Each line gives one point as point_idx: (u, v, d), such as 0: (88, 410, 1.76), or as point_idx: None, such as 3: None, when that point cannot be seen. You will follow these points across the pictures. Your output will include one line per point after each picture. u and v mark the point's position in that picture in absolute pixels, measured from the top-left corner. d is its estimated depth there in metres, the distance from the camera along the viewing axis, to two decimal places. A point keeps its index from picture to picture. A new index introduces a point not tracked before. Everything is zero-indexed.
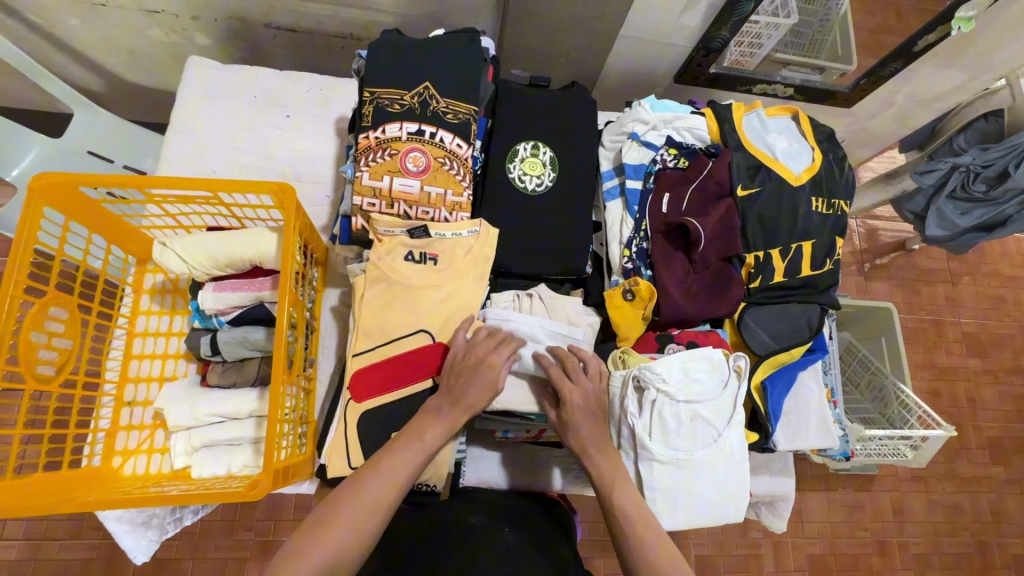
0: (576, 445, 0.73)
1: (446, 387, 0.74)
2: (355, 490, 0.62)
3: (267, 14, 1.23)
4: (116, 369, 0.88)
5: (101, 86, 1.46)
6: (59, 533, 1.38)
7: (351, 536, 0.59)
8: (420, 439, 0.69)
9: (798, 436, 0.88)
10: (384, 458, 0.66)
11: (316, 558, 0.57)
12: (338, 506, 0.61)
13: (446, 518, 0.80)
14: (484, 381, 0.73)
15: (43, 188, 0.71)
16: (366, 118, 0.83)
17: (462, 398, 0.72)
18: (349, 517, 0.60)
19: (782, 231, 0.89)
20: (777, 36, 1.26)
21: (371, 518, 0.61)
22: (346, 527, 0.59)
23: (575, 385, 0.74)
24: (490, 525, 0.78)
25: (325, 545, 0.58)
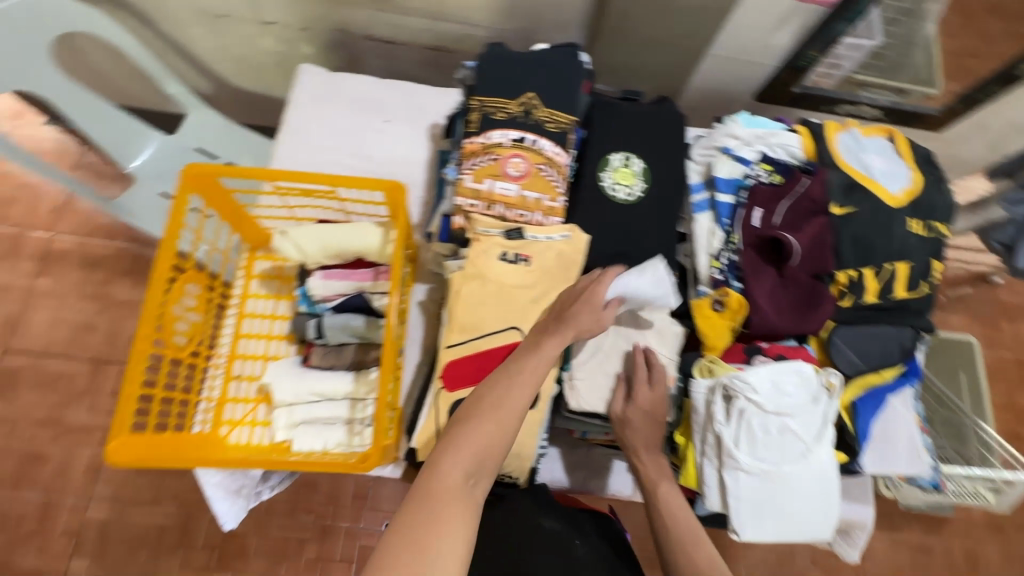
0: (631, 443, 0.80)
1: (558, 312, 0.77)
2: (494, 397, 0.66)
3: (369, 26, 1.32)
4: (228, 345, 0.97)
5: (210, 89, 1.59)
6: (138, 498, 1.44)
7: (492, 440, 0.63)
8: (540, 352, 0.72)
9: (886, 462, 0.86)
10: (518, 368, 0.69)
11: (464, 455, 0.61)
12: (482, 409, 0.65)
13: (519, 515, 0.81)
14: (592, 306, 0.77)
15: (192, 178, 0.80)
16: (473, 124, 0.89)
17: (572, 322, 0.75)
18: (495, 423, 0.64)
19: (877, 251, 0.88)
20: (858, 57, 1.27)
21: (507, 427, 0.64)
22: (487, 433, 0.63)
23: (642, 391, 0.82)
24: (562, 533, 0.80)
25: (470, 444, 0.62)
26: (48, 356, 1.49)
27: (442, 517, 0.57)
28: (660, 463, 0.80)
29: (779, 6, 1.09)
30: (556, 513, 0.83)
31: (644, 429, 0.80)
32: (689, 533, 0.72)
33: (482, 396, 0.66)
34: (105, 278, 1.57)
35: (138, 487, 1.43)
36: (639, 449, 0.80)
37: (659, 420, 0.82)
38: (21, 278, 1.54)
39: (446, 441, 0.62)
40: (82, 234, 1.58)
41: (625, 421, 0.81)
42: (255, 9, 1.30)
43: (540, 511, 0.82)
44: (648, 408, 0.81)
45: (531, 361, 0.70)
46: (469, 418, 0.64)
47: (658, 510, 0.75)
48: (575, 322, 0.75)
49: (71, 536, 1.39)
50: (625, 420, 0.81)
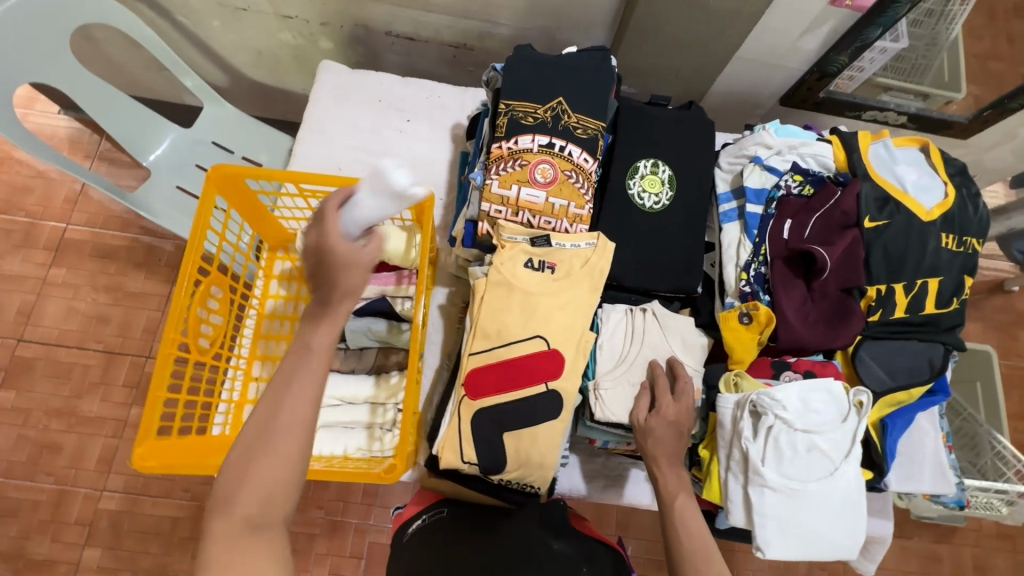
0: (652, 452, 0.80)
1: (318, 295, 0.63)
2: (267, 415, 0.56)
3: (390, 22, 1.30)
4: (247, 346, 0.96)
5: (226, 81, 1.58)
6: (152, 491, 1.43)
7: (280, 470, 0.55)
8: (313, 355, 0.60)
9: (911, 479, 0.86)
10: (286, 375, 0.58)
11: (252, 496, 0.53)
12: (264, 435, 0.55)
13: (529, 535, 0.83)
14: (345, 279, 0.62)
15: (218, 180, 0.79)
16: (500, 128, 0.87)
17: (332, 297, 0.62)
18: (276, 450, 0.55)
19: (908, 266, 0.86)
20: (881, 61, 1.23)
21: (292, 446, 0.56)
22: (272, 463, 0.54)
23: (670, 402, 0.81)
24: (570, 557, 0.81)
25: (262, 481, 0.54)
26: (61, 347, 1.49)
27: (240, 566, 0.50)
28: (679, 474, 0.80)
29: (811, 10, 1.07)
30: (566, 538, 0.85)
31: (667, 441, 0.79)
32: (703, 547, 0.72)
33: (253, 419, 0.56)
34: (119, 269, 1.56)
35: (150, 480, 1.43)
36: (660, 459, 0.79)
37: (683, 431, 0.81)
38: (35, 268, 1.54)
39: (233, 475, 0.54)
40: (96, 226, 1.58)
41: (648, 430, 0.80)
42: (274, 3, 1.28)
43: (549, 532, 0.84)
44: (672, 420, 0.80)
45: (297, 368, 0.59)
46: (249, 450, 0.55)
47: (675, 521, 0.76)
48: (338, 294, 0.61)
49: (84, 525, 1.40)
50: (648, 430, 0.80)
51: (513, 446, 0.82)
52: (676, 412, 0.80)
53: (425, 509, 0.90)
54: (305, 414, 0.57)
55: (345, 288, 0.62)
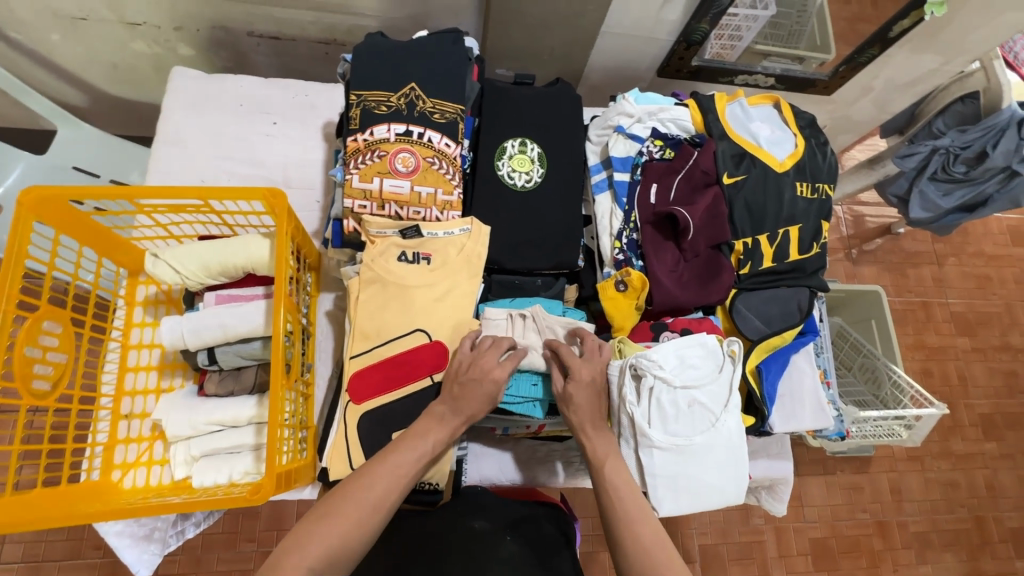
0: (577, 421, 0.77)
1: (450, 396, 0.75)
2: (358, 491, 0.65)
3: (250, 22, 1.23)
4: (112, 382, 0.88)
5: (85, 101, 1.45)
6: (56, 554, 1.31)
7: (350, 532, 0.62)
8: (421, 447, 0.71)
9: (793, 418, 0.89)
10: (388, 454, 0.69)
11: (314, 550, 0.59)
12: (335, 504, 0.63)
13: (448, 523, 0.79)
14: (486, 389, 0.75)
15: (33, 202, 0.71)
16: (354, 120, 0.84)
17: (465, 407, 0.75)
18: (348, 517, 0.62)
19: (769, 216, 0.90)
20: (756, 28, 1.30)
21: (366, 521, 0.63)
22: (346, 528, 0.62)
23: (584, 363, 0.78)
24: (494, 530, 0.78)
25: (322, 539, 0.60)
26: None
27: None
28: (606, 438, 0.76)
29: None
30: (488, 514, 0.81)
31: (588, 403, 0.76)
32: (638, 511, 0.68)
33: (349, 485, 0.65)
34: None
35: (52, 542, 1.31)
36: (586, 425, 0.76)
37: (602, 391, 0.78)
38: None
39: (310, 523, 0.61)
40: None
41: (568, 399, 0.77)
42: (116, 9, 1.19)
43: (469, 514, 0.80)
44: (592, 383, 0.77)
45: (405, 456, 0.69)
46: (327, 510, 0.63)
47: (607, 488, 0.71)
48: (467, 405, 0.75)
49: None
50: (568, 397, 0.77)
51: None
52: (593, 374, 0.77)
53: None
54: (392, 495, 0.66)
55: (470, 406, 0.75)
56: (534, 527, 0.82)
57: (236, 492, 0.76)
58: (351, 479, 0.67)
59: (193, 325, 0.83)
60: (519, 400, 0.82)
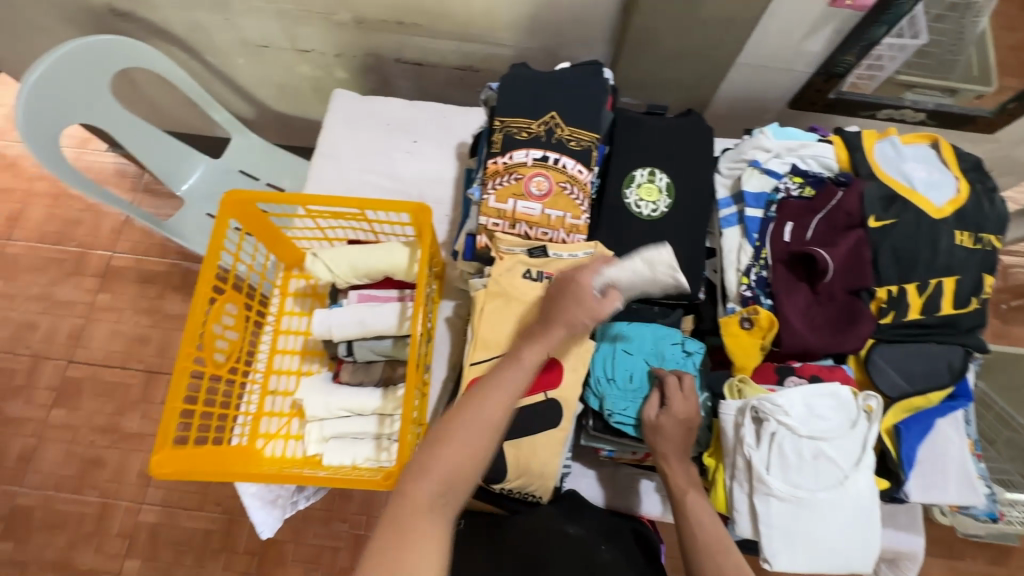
0: (662, 448, 0.79)
1: (548, 315, 0.73)
2: (472, 414, 0.65)
3: (400, 50, 1.36)
4: (265, 361, 1.01)
5: (253, 114, 1.68)
6: (187, 503, 1.50)
7: (464, 460, 0.63)
8: (521, 367, 0.68)
9: (935, 488, 0.81)
10: (497, 380, 0.67)
11: (433, 475, 0.62)
12: (450, 427, 0.64)
13: (545, 523, 0.81)
14: (578, 307, 0.72)
15: (231, 205, 0.85)
16: (496, 144, 0.90)
17: (562, 323, 0.71)
18: (459, 443, 0.63)
19: (920, 265, 0.83)
20: (902, 58, 1.20)
21: (476, 444, 0.64)
22: (457, 451, 0.63)
23: (683, 400, 0.80)
24: (587, 539, 0.79)
25: (441, 467, 0.62)
26: (108, 367, 1.60)
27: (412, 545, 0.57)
28: (688, 470, 0.78)
29: (812, 11, 1.06)
30: (583, 520, 0.83)
31: (675, 438, 0.79)
32: (717, 540, 0.69)
33: (461, 412, 0.65)
34: (160, 293, 1.67)
35: (185, 493, 1.50)
36: (669, 454, 0.78)
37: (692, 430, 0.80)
38: (84, 294, 1.66)
39: (429, 450, 0.63)
40: (141, 252, 1.69)
41: (657, 427, 0.79)
42: (292, 38, 1.38)
43: (565, 519, 0.82)
44: (682, 419, 0.79)
45: (508, 374, 0.68)
46: (441, 437, 0.64)
47: (688, 517, 0.72)
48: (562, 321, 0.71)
49: (125, 537, 1.47)
50: (655, 428, 0.80)
51: (513, 455, 0.83)
52: (686, 412, 0.79)
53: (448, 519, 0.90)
54: (498, 416, 0.65)
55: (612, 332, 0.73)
56: (626, 537, 0.84)
57: (367, 475, 0.84)
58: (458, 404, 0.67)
59: (337, 318, 0.93)
60: (631, 423, 0.84)
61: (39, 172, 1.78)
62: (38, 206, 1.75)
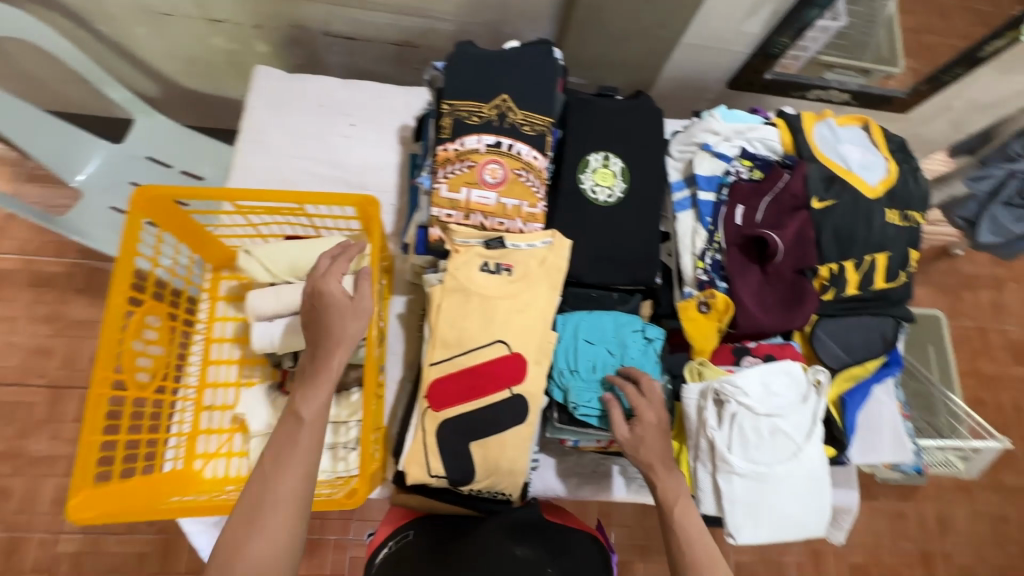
0: (643, 460, 0.75)
1: (310, 343, 0.67)
2: (263, 492, 0.59)
3: (328, 21, 1.24)
4: (197, 374, 0.91)
5: (159, 92, 1.49)
6: (113, 528, 1.36)
7: (270, 545, 0.57)
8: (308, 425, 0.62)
9: (872, 450, 0.88)
10: (280, 451, 0.61)
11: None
12: (251, 519, 0.57)
13: (491, 547, 0.76)
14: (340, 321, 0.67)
15: (145, 202, 0.74)
16: (445, 129, 0.85)
17: (332, 348, 0.65)
18: (266, 529, 0.57)
19: (857, 243, 0.88)
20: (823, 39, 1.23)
21: (285, 524, 0.58)
22: (275, 537, 0.57)
23: (650, 404, 0.78)
24: (535, 561, 0.76)
25: (253, 557, 0.56)
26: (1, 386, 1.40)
27: None
28: (675, 478, 0.74)
29: None
30: (531, 541, 0.80)
31: (659, 447, 0.75)
32: (706, 556, 0.66)
33: (247, 491, 0.59)
34: (59, 297, 1.47)
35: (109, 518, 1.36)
36: (654, 464, 0.74)
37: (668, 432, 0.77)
38: None
39: (230, 541, 0.57)
40: (30, 252, 1.47)
41: (634, 440, 0.76)
42: (201, 6, 1.22)
43: (513, 539, 0.78)
44: (658, 425, 0.77)
45: (290, 442, 0.61)
46: (245, 526, 0.57)
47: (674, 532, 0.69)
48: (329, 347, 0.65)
49: (41, 572, 1.31)
50: (638, 439, 0.76)
51: (481, 455, 0.81)
52: (659, 419, 0.77)
53: (392, 534, 0.84)
54: (299, 492, 0.59)
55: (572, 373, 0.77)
56: (576, 555, 0.81)
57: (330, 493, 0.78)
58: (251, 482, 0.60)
59: (281, 329, 0.83)
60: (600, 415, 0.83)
61: None
62: None
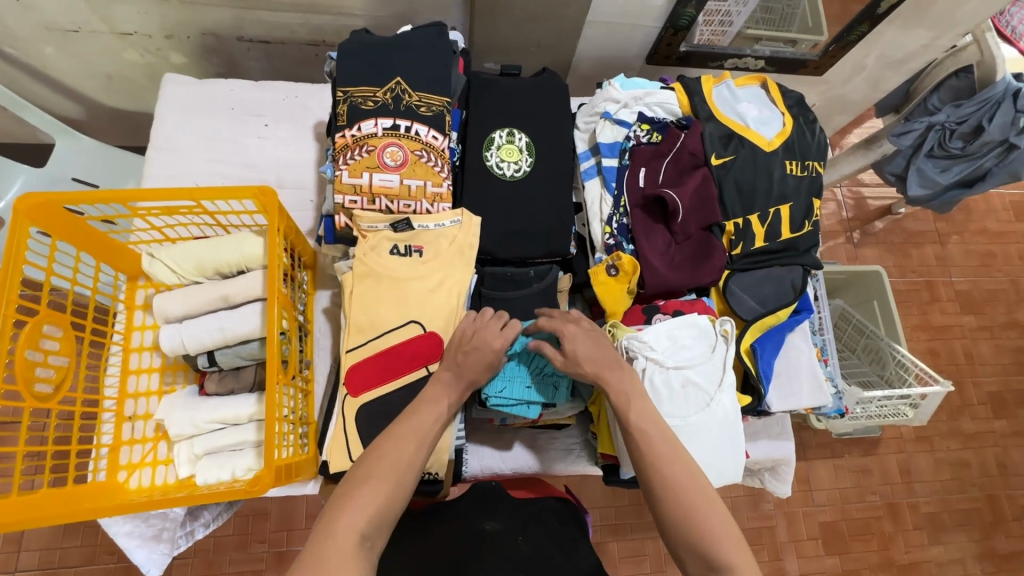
0: (592, 371, 0.72)
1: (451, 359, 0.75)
2: (392, 445, 0.64)
3: (239, 27, 1.24)
4: (115, 385, 0.89)
5: (83, 114, 1.47)
6: (71, 561, 1.32)
7: (391, 489, 0.61)
8: (437, 406, 0.70)
9: (791, 396, 0.89)
10: (408, 423, 0.67)
11: (362, 513, 0.58)
12: (373, 464, 0.62)
13: (460, 526, 0.79)
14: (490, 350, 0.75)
15: (29, 210, 0.72)
16: (341, 117, 0.85)
17: (469, 373, 0.74)
18: (388, 475, 0.61)
19: (759, 196, 0.90)
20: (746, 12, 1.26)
21: (405, 481, 0.62)
22: (388, 485, 0.61)
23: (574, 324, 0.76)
24: (505, 532, 0.78)
25: (368, 499, 0.59)
26: None
27: None
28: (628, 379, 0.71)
29: None
30: (498, 515, 0.81)
31: (596, 352, 0.73)
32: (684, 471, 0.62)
33: (375, 445, 0.65)
34: None
35: (67, 550, 1.32)
36: (602, 370, 0.71)
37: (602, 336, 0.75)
38: None
39: (352, 484, 0.60)
40: None
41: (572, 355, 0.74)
42: (108, 20, 1.21)
43: (482, 516, 0.81)
44: (585, 332, 0.75)
45: (422, 419, 0.68)
46: (366, 472, 0.61)
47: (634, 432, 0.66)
48: (471, 361, 0.74)
49: None
50: (571, 352, 0.73)
51: None
52: (580, 326, 0.76)
53: None
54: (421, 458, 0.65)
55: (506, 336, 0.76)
56: (550, 522, 0.82)
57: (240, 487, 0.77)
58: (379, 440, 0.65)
59: (191, 330, 0.83)
60: (514, 402, 0.84)
61: None
62: None
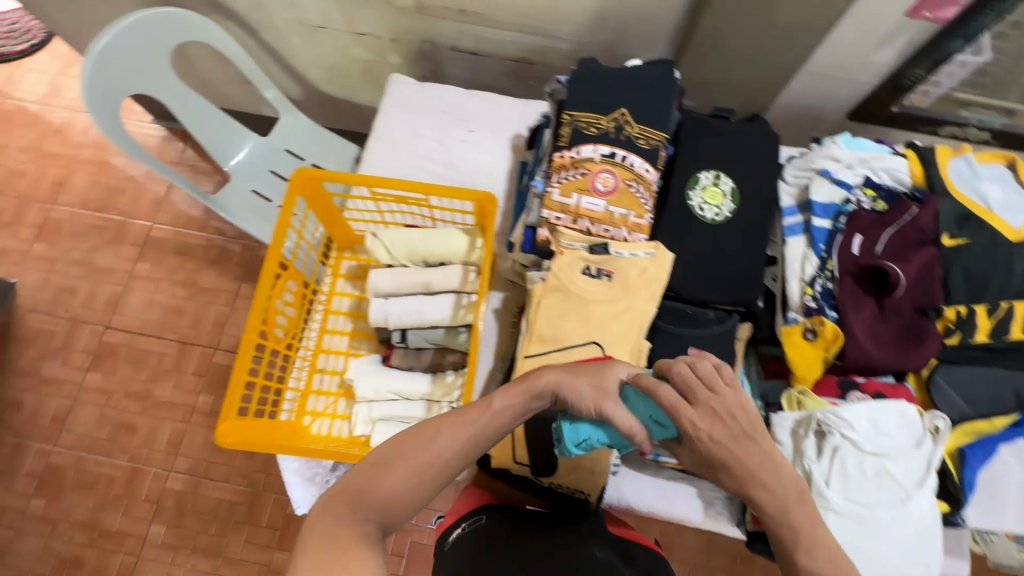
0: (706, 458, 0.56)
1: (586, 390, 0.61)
2: (416, 443, 0.56)
3: (456, 38, 1.35)
4: (314, 339, 1.01)
5: (302, 95, 1.68)
6: (212, 474, 1.49)
7: (401, 488, 0.53)
8: (492, 414, 0.59)
9: (993, 515, 0.80)
10: (457, 420, 0.58)
11: (360, 506, 0.51)
12: (391, 456, 0.55)
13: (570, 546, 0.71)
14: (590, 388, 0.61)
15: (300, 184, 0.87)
16: (563, 137, 0.90)
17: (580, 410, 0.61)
18: (399, 472, 0.54)
19: (992, 286, 0.81)
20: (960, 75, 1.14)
21: (420, 477, 0.54)
22: (398, 480, 0.53)
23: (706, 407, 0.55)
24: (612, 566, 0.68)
25: (375, 489, 0.52)
26: (142, 335, 1.61)
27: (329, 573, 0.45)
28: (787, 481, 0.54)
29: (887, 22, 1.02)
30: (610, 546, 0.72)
31: (725, 444, 0.54)
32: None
33: (397, 438, 0.57)
34: (197, 265, 1.68)
35: (211, 464, 1.50)
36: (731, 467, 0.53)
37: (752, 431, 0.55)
38: (124, 262, 1.68)
39: (363, 475, 0.53)
40: (179, 224, 1.70)
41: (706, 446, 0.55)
42: (350, 21, 1.37)
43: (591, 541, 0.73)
44: (714, 417, 0.54)
45: (472, 420, 0.58)
46: (380, 462, 0.55)
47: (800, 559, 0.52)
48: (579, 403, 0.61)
49: (152, 502, 1.47)
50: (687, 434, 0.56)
51: (564, 450, 0.83)
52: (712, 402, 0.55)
53: (466, 516, 0.81)
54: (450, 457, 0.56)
55: (613, 381, 0.62)
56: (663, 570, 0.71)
57: None
58: (409, 431, 0.58)
59: (395, 306, 0.92)
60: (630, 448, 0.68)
61: (85, 140, 1.79)
62: (83, 172, 1.76)
